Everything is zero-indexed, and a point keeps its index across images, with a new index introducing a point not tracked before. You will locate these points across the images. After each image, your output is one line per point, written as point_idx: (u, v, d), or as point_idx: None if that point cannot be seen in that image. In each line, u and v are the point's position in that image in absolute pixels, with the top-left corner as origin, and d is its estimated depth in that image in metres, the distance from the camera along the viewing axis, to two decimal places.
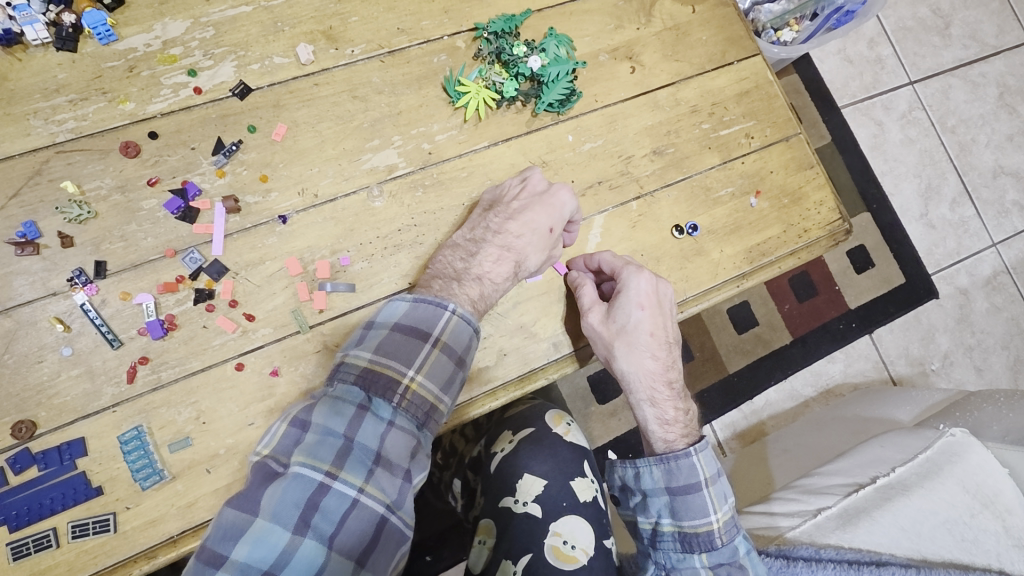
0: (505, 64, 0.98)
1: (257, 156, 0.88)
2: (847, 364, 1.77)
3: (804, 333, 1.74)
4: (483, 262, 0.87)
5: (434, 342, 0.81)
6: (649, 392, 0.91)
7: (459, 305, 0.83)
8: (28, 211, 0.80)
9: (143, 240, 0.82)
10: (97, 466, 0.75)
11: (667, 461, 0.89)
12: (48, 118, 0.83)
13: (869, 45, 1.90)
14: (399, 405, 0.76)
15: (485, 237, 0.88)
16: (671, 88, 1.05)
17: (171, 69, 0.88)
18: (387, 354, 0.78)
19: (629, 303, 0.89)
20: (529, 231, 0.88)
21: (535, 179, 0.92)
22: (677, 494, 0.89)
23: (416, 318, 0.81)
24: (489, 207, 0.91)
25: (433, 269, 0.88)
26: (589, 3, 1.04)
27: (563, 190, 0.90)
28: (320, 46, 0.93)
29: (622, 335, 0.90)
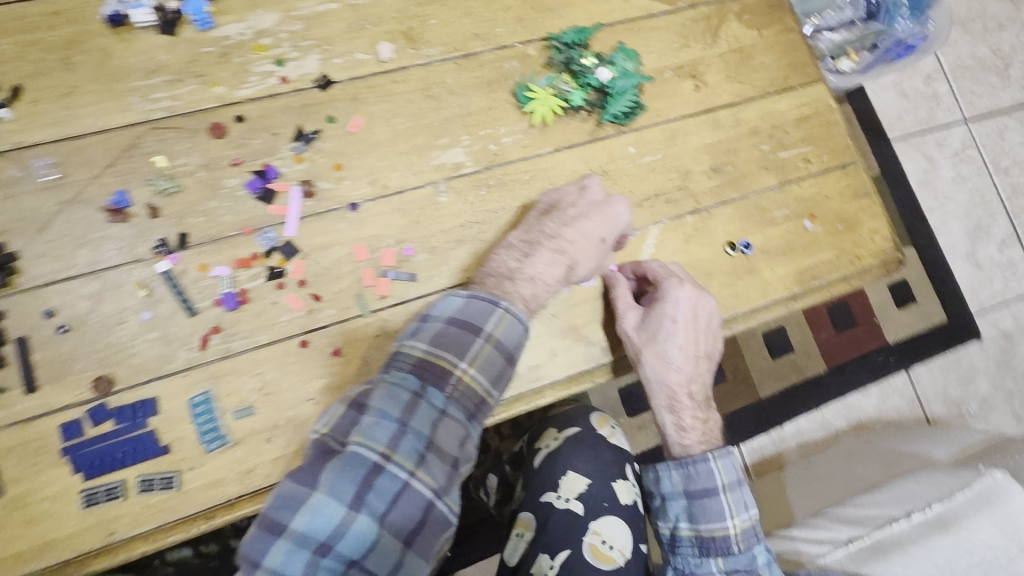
0: (574, 74, 1.01)
1: (333, 146, 0.92)
2: (882, 399, 1.74)
3: (841, 362, 1.72)
4: (537, 264, 0.89)
5: (486, 338, 0.83)
6: (671, 399, 0.93)
7: (512, 304, 0.86)
8: (120, 181, 0.85)
9: (223, 217, 0.86)
10: (166, 426, 0.78)
11: (685, 465, 0.91)
12: (146, 96, 0.88)
13: (926, 81, 1.89)
14: (451, 396, 0.79)
15: (541, 240, 0.90)
16: (733, 108, 1.07)
17: (260, 58, 0.93)
18: (441, 345, 0.81)
19: (662, 314, 0.90)
20: (584, 240, 0.91)
21: (594, 188, 0.95)
22: (694, 497, 0.90)
23: (470, 313, 0.84)
24: (546, 210, 0.94)
25: (485, 268, 0.90)
26: (658, 21, 1.07)
27: (620, 203, 0.94)
28: (400, 46, 0.98)
29: (651, 343, 0.91)
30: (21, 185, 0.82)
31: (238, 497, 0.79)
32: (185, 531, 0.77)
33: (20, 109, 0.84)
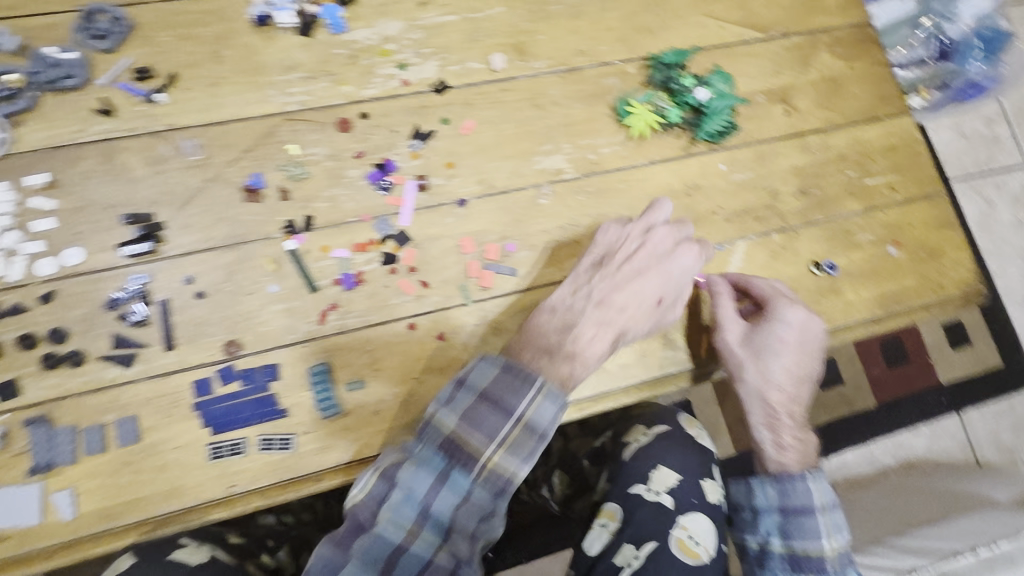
0: (672, 92, 1.05)
1: (446, 145, 0.98)
2: (932, 440, 1.72)
3: (891, 398, 1.71)
4: (580, 337, 0.86)
5: (519, 419, 0.79)
6: (771, 417, 0.96)
7: (548, 382, 0.81)
8: (256, 165, 0.92)
9: (345, 203, 0.93)
10: (286, 391, 0.86)
11: (782, 482, 0.96)
12: (282, 90, 0.96)
13: (986, 123, 1.89)
14: (478, 479, 0.77)
15: (591, 302, 0.88)
16: (821, 134, 1.11)
17: (384, 62, 1.00)
18: (472, 421, 0.78)
19: (771, 333, 0.93)
20: (639, 302, 0.90)
21: (661, 233, 0.93)
22: (789, 514, 0.95)
23: (503, 388, 0.80)
24: (599, 261, 0.91)
25: (524, 332, 0.87)
26: (753, 47, 1.12)
27: (690, 255, 0.93)
28: (511, 57, 1.04)
29: (755, 359, 0.94)
30: (171, 163, 0.90)
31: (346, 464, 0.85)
32: (295, 491, 0.83)
33: (174, 95, 0.92)
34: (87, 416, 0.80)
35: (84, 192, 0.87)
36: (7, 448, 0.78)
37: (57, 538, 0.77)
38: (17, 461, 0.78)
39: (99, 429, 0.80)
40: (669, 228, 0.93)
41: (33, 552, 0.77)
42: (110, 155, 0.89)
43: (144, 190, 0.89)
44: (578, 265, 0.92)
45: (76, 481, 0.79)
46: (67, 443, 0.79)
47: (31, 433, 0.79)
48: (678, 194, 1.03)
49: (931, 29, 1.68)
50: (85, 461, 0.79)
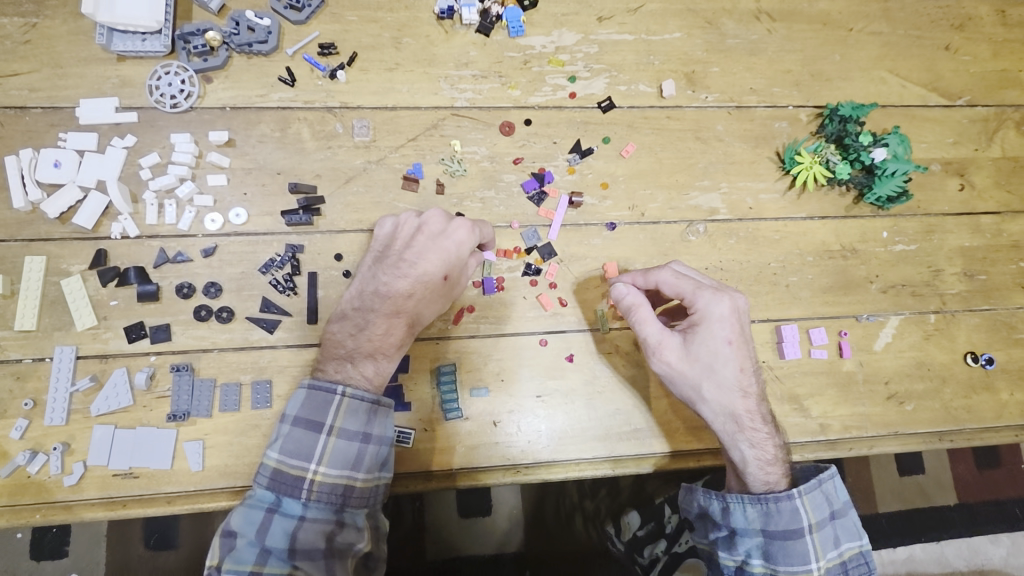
0: (844, 146, 0.98)
1: (603, 165, 0.96)
2: (1012, 552, 1.48)
3: (972, 501, 1.48)
4: (372, 336, 0.78)
5: (327, 430, 0.74)
6: (745, 431, 0.76)
7: (351, 386, 0.77)
8: (419, 155, 0.93)
9: (496, 207, 0.93)
10: (412, 385, 0.86)
11: (765, 502, 0.73)
12: (454, 85, 0.96)
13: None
14: (308, 498, 0.72)
15: (375, 297, 0.79)
16: (997, 217, 1.03)
17: (555, 71, 0.98)
18: (291, 449, 0.73)
19: (713, 336, 0.76)
20: (416, 285, 0.79)
21: (433, 214, 0.81)
22: (775, 539, 0.73)
23: (309, 408, 0.75)
24: (378, 250, 0.83)
25: (325, 339, 0.81)
26: (933, 112, 1.05)
27: (455, 227, 0.80)
28: (681, 85, 1.00)
29: (708, 372, 0.76)
30: (340, 140, 0.91)
31: (457, 468, 0.86)
32: (407, 487, 0.85)
33: (352, 75, 0.93)
34: (226, 372, 0.82)
35: (257, 155, 0.89)
36: (150, 390, 0.81)
37: (181, 486, 0.79)
38: (159, 404, 0.80)
39: (236, 387, 0.81)
40: (439, 210, 0.81)
41: (156, 495, 0.79)
42: (285, 124, 0.91)
43: (311, 162, 0.90)
44: (363, 261, 0.84)
45: (207, 434, 0.80)
46: (206, 395, 0.81)
47: (176, 379, 0.81)
48: (834, 255, 0.98)
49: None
50: (219, 417, 0.80)
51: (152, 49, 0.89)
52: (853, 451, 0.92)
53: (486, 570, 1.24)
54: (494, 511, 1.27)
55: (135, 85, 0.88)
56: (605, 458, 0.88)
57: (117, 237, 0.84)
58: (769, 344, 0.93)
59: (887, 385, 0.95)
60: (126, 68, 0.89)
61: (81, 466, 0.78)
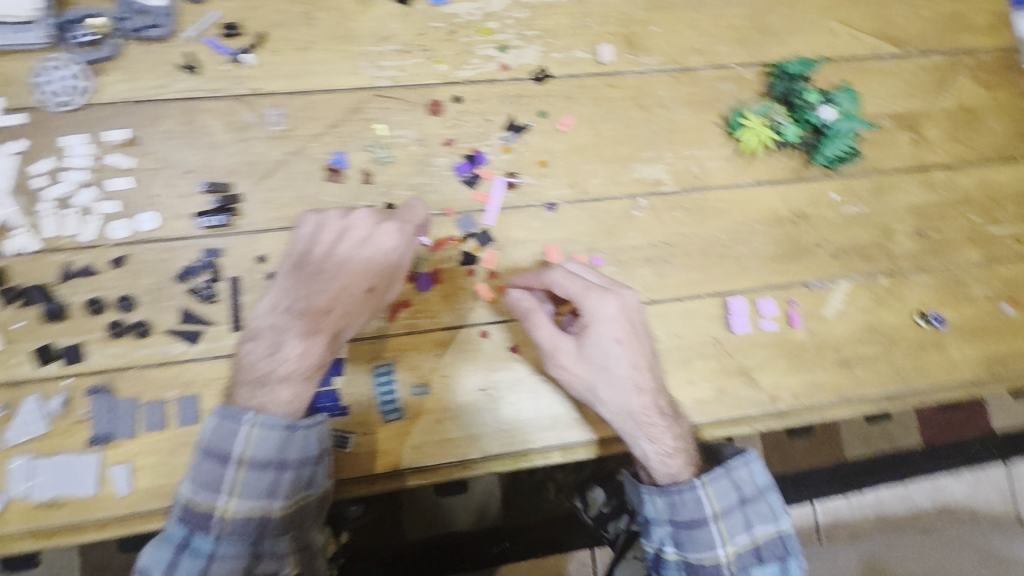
0: (792, 107, 0.94)
1: (541, 142, 0.91)
2: (974, 487, 1.50)
3: (934, 442, 1.49)
4: (291, 355, 0.73)
5: (236, 462, 0.69)
6: (642, 425, 0.77)
7: (261, 412, 0.70)
8: (341, 143, 0.86)
9: (428, 194, 0.87)
10: (349, 388, 0.83)
11: (669, 493, 0.77)
12: (374, 63, 0.88)
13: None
14: (219, 534, 0.68)
15: (294, 311, 0.74)
16: (949, 170, 1.00)
17: (484, 41, 0.91)
18: (200, 481, 0.69)
19: (602, 338, 0.77)
20: (339, 297, 0.76)
21: (359, 217, 0.77)
22: (681, 527, 0.77)
23: (217, 438, 0.69)
24: (295, 258, 0.76)
25: (237, 360, 0.74)
26: (885, 63, 1.00)
27: (383, 233, 0.77)
28: (620, 49, 0.94)
29: (601, 373, 0.78)
30: (254, 131, 0.85)
31: (405, 468, 0.84)
32: (353, 491, 0.84)
33: (262, 58, 0.86)
34: (148, 390, 0.78)
35: (164, 154, 0.82)
36: (69, 414, 0.77)
37: (110, 511, 0.76)
38: (77, 429, 0.77)
39: (160, 405, 0.78)
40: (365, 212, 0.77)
41: (86, 522, 0.76)
42: (191, 116, 0.84)
43: (222, 157, 0.84)
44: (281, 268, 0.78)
45: (134, 456, 0.77)
46: (128, 415, 0.77)
47: (94, 401, 0.77)
48: (783, 221, 0.95)
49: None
50: (145, 437, 0.77)
51: (32, 41, 0.80)
52: (803, 419, 0.92)
53: (462, 546, 1.23)
54: (468, 489, 1.25)
55: (17, 84, 0.80)
56: (554, 447, 0.87)
57: (16, 254, 0.78)
58: (718, 318, 0.91)
59: (837, 352, 0.94)
60: (5, 65, 0.80)
61: (3, 499, 0.75)
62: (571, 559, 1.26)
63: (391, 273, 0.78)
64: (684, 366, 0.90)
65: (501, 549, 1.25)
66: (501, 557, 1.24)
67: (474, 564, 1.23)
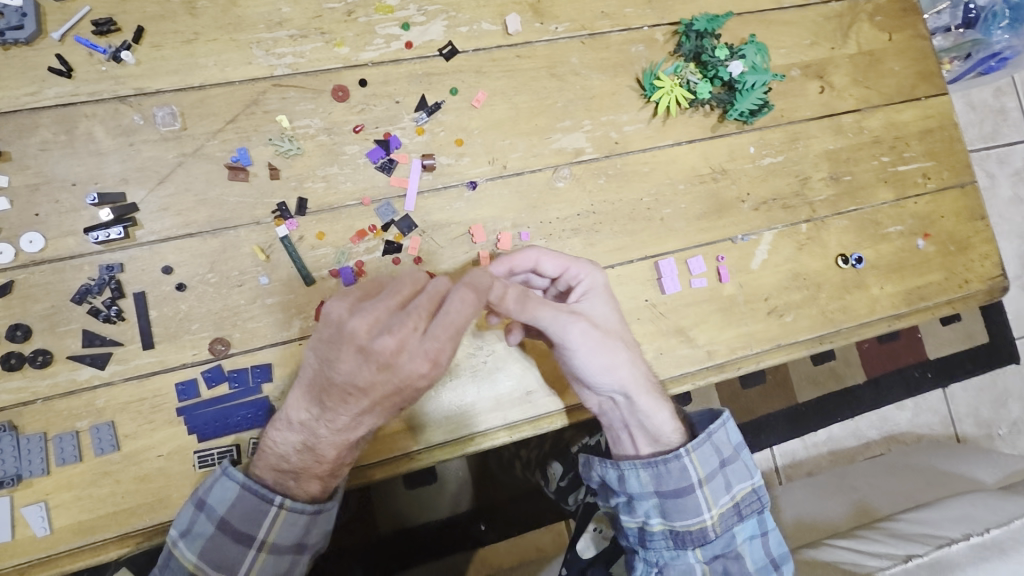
0: (702, 64, 0.95)
1: (455, 120, 0.88)
2: (915, 414, 1.59)
3: (878, 375, 1.56)
4: (324, 452, 0.66)
5: (258, 543, 0.70)
6: (659, 389, 0.78)
7: (290, 498, 0.70)
8: (242, 138, 0.82)
9: (342, 184, 0.84)
10: (279, 393, 0.79)
11: (656, 464, 0.78)
12: (269, 50, 0.83)
13: (994, 93, 1.70)
14: None
15: (316, 418, 0.64)
16: (857, 115, 1.03)
17: (385, 19, 0.87)
18: (214, 553, 0.70)
19: (609, 299, 0.77)
20: (363, 421, 0.64)
21: (389, 343, 0.56)
22: (667, 498, 0.78)
23: (240, 517, 0.69)
24: (315, 362, 0.61)
25: (267, 437, 0.69)
26: (789, 14, 1.01)
27: (413, 373, 0.58)
28: (527, 18, 0.92)
29: (619, 335, 0.76)
30: (143, 134, 0.79)
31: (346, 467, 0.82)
32: None
33: (143, 54, 0.79)
34: (58, 421, 0.73)
35: (44, 167, 0.76)
36: None
37: (29, 555, 0.72)
38: None
39: (71, 436, 0.73)
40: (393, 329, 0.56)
41: (4, 570, 0.71)
42: (71, 124, 0.77)
43: (111, 166, 0.78)
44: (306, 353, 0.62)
45: (49, 494, 0.72)
46: (37, 452, 0.72)
47: None
48: (704, 179, 0.96)
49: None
50: (59, 472, 0.73)
51: None
52: (740, 370, 0.94)
53: (440, 534, 1.25)
54: (440, 477, 1.27)
55: None
56: (500, 427, 0.86)
57: None
58: (650, 281, 0.92)
59: (767, 301, 0.96)
60: None
61: None
62: (547, 531, 1.30)
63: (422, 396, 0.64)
64: None
65: (480, 531, 1.27)
66: (479, 539, 1.26)
67: (455, 549, 1.25)
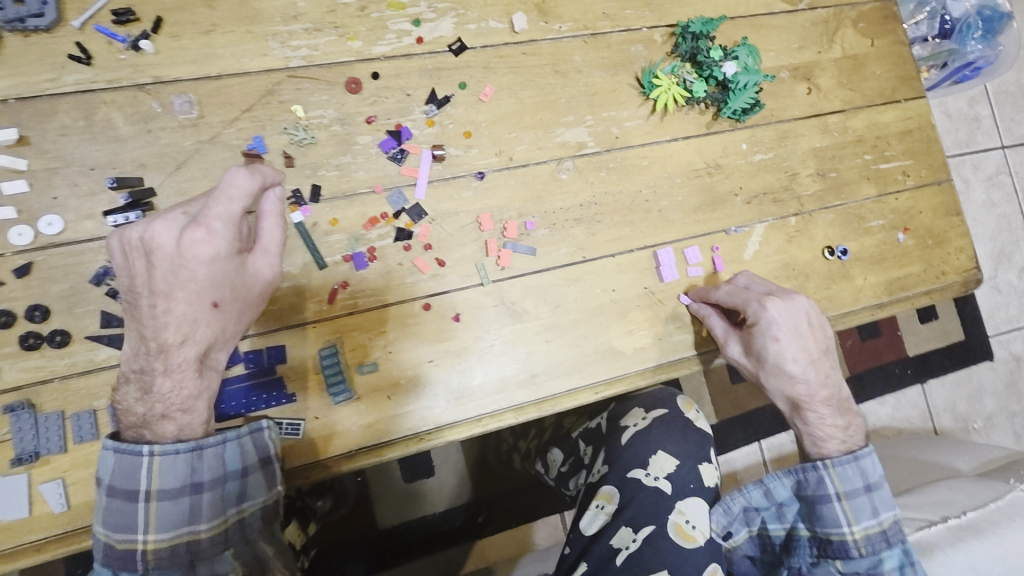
0: (698, 64, 1.00)
1: (464, 113, 0.92)
2: (895, 409, 1.66)
3: (860, 370, 1.63)
4: (161, 387, 0.67)
5: (146, 496, 0.67)
6: (802, 411, 0.88)
7: (160, 443, 0.68)
8: (257, 127, 0.84)
9: (355, 172, 0.87)
10: (294, 374, 0.82)
11: (794, 472, 0.87)
12: (284, 42, 0.86)
13: (967, 102, 1.79)
14: (147, 569, 0.66)
15: (148, 351, 0.67)
16: (842, 115, 1.09)
17: (397, 15, 0.90)
18: (115, 522, 0.67)
19: (761, 336, 0.86)
20: (186, 330, 0.67)
21: (159, 227, 0.65)
22: (808, 504, 0.86)
23: (120, 476, 0.67)
24: (124, 296, 0.68)
25: (118, 406, 0.70)
26: (779, 19, 1.07)
27: (188, 243, 0.66)
28: (533, 17, 0.96)
29: (762, 365, 0.88)
30: (161, 121, 0.81)
31: (362, 446, 0.84)
32: (307, 478, 0.82)
33: (161, 44, 0.82)
34: (75, 400, 0.75)
35: (62, 151, 0.78)
36: None
37: (47, 532, 0.73)
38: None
39: (89, 414, 0.74)
40: (167, 219, 0.66)
41: (21, 547, 0.72)
42: (90, 110, 0.79)
43: (129, 151, 0.80)
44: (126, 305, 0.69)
45: (67, 470, 0.74)
46: (55, 430, 0.73)
47: (13, 420, 0.72)
48: (699, 173, 1.01)
49: (936, 3, 1.36)
50: (76, 449, 0.74)
51: None
52: None
53: (438, 526, 1.27)
54: (437, 471, 1.29)
55: None
56: (506, 408, 0.89)
57: None
58: (649, 270, 0.96)
59: None
60: None
61: None
62: (543, 524, 1.33)
63: (240, 286, 0.71)
64: (622, 318, 0.94)
65: (478, 523, 1.29)
66: (478, 531, 1.29)
67: (452, 541, 1.28)
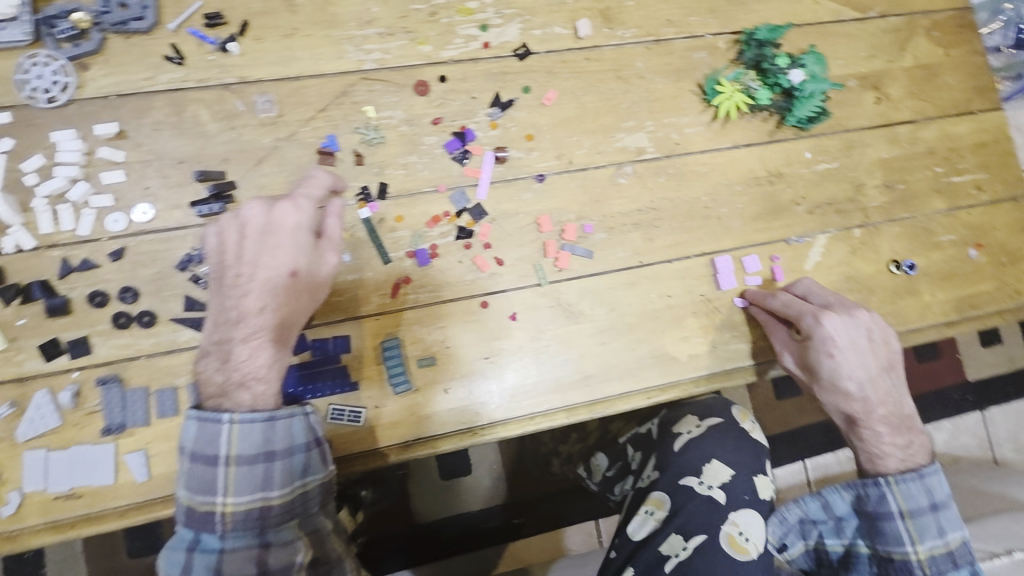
0: (762, 72, 0.99)
1: (527, 117, 0.93)
2: (955, 435, 1.58)
3: (918, 392, 1.56)
4: (243, 356, 0.70)
5: (225, 461, 0.67)
6: (857, 428, 0.86)
7: (238, 411, 0.69)
8: (331, 126, 0.88)
9: (420, 172, 0.89)
10: (356, 363, 0.85)
11: (853, 487, 0.85)
12: (359, 46, 0.90)
13: None
14: (224, 531, 0.66)
15: (229, 323, 0.71)
16: (912, 126, 1.06)
17: (465, 21, 0.93)
18: (196, 485, 0.68)
19: (816, 350, 0.85)
20: (265, 298, 0.71)
21: (252, 207, 0.73)
22: (869, 519, 0.84)
23: (201, 441, 0.68)
24: (212, 275, 0.73)
25: (196, 379, 0.71)
26: (849, 27, 1.05)
27: (280, 214, 0.73)
28: (597, 24, 0.97)
29: (815, 379, 0.87)
30: (244, 119, 0.86)
31: (417, 436, 0.86)
32: (364, 464, 0.85)
33: (246, 46, 0.87)
34: (158, 377, 0.79)
35: (155, 145, 0.83)
36: (79, 407, 0.78)
37: (130, 499, 0.78)
38: (90, 420, 0.78)
39: (171, 392, 0.79)
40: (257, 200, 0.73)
41: (105, 511, 0.77)
42: (181, 107, 0.84)
43: (215, 146, 0.85)
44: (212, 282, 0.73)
45: (148, 443, 0.78)
46: (140, 404, 0.78)
47: (105, 392, 0.78)
48: (761, 181, 0.99)
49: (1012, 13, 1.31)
50: (157, 423, 0.79)
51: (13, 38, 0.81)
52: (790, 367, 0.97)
53: (475, 525, 1.28)
54: (475, 470, 1.30)
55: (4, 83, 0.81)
56: (558, 408, 0.90)
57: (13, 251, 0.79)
58: (707, 277, 0.96)
59: None
60: None
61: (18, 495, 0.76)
62: (579, 530, 1.33)
63: (315, 263, 0.76)
64: (677, 324, 0.94)
65: (514, 525, 1.30)
66: (514, 532, 1.30)
67: (488, 540, 1.29)
